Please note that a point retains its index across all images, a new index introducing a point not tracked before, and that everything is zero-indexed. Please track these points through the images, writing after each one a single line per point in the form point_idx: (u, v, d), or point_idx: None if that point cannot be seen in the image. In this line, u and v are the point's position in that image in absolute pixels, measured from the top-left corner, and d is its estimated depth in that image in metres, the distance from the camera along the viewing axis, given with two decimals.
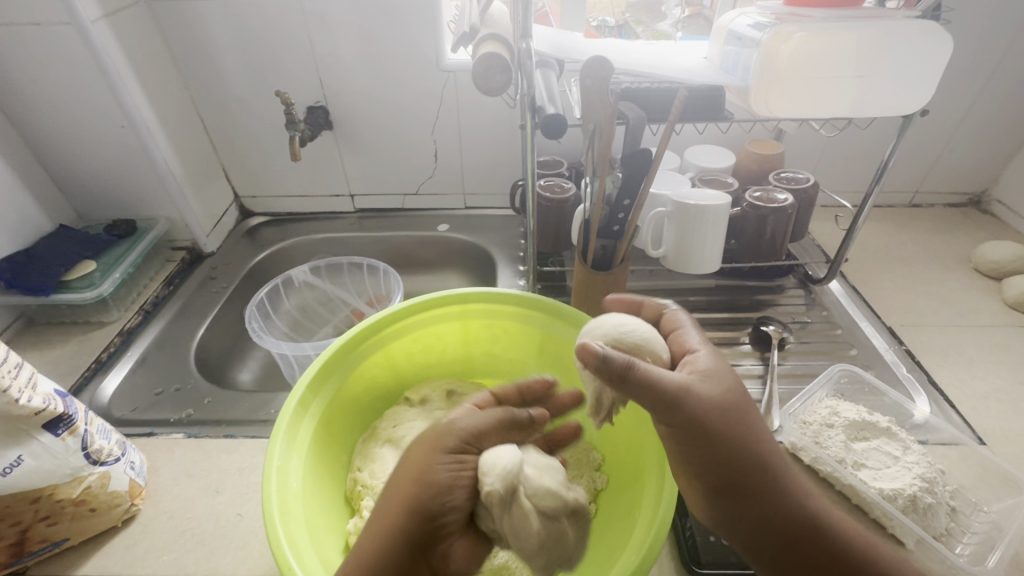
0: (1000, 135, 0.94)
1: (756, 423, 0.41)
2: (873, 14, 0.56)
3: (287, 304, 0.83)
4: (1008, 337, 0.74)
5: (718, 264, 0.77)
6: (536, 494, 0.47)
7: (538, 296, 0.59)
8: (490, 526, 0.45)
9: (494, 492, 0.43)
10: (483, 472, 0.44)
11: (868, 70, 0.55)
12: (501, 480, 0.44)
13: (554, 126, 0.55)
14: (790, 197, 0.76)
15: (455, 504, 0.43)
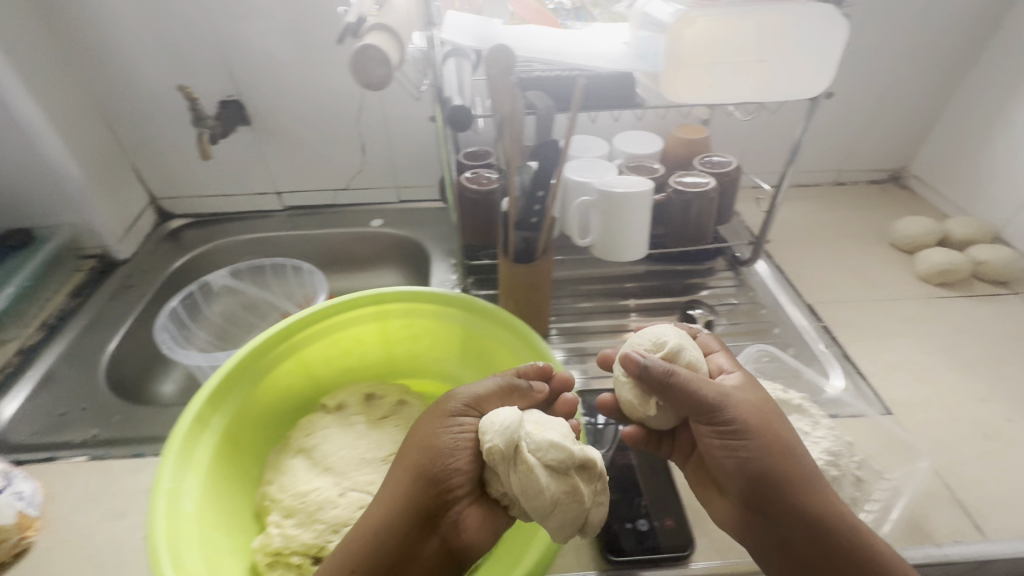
0: (914, 113, 0.97)
1: (786, 435, 0.47)
2: None
3: (208, 312, 0.79)
4: (918, 310, 0.77)
5: (645, 251, 0.78)
6: (539, 449, 0.45)
7: (454, 292, 0.58)
8: (499, 489, 0.46)
9: (495, 447, 0.44)
10: (484, 432, 0.46)
11: (770, 54, 0.56)
12: (500, 437, 0.45)
13: (462, 116, 0.55)
14: (712, 180, 0.77)
15: (461, 470, 0.45)
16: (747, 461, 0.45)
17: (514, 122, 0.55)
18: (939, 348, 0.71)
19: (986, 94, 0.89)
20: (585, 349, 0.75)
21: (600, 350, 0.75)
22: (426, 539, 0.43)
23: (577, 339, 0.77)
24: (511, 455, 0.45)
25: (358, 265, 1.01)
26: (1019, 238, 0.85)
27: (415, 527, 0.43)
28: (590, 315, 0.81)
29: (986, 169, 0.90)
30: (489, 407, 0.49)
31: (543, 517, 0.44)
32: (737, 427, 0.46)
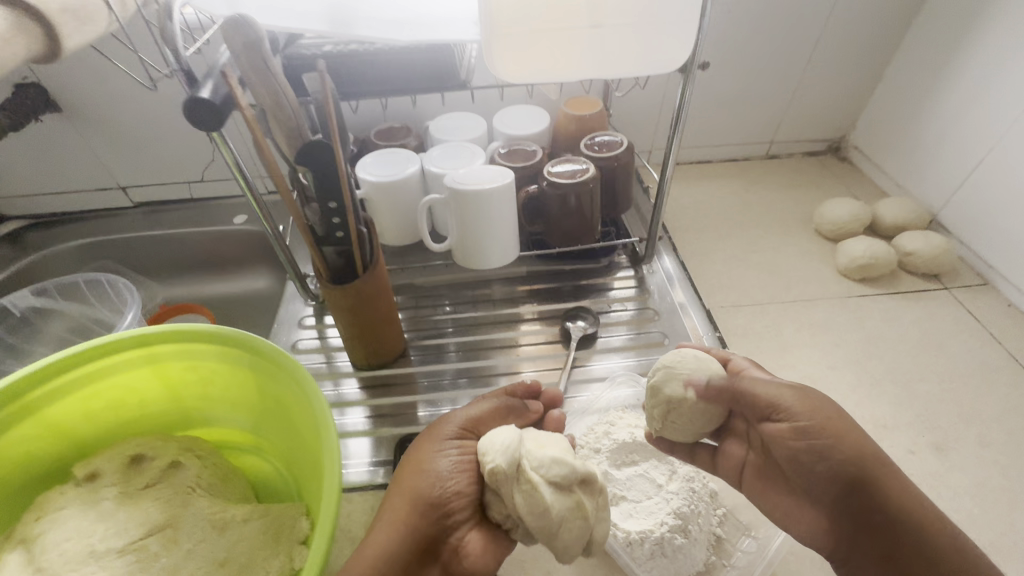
0: (848, 74, 0.84)
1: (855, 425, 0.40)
2: None
3: (34, 346, 0.69)
4: (831, 313, 0.67)
5: (514, 254, 0.66)
6: (542, 466, 0.45)
7: (232, 330, 0.47)
8: (502, 510, 0.45)
9: (499, 468, 0.44)
10: (485, 453, 0.45)
11: (605, 18, 0.42)
12: (502, 456, 0.44)
13: (202, 111, 0.40)
14: (591, 166, 0.65)
15: (461, 496, 0.44)
16: (815, 455, 0.39)
17: (280, 120, 0.43)
18: (848, 361, 0.62)
19: (933, 52, 0.76)
20: (450, 371, 0.65)
21: (467, 371, 0.66)
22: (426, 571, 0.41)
23: (442, 358, 0.67)
24: (515, 473, 0.44)
25: (225, 267, 0.89)
26: (957, 222, 0.75)
27: (416, 561, 0.41)
28: (463, 327, 0.70)
29: (930, 141, 0.78)
30: (484, 428, 0.49)
31: (549, 537, 0.43)
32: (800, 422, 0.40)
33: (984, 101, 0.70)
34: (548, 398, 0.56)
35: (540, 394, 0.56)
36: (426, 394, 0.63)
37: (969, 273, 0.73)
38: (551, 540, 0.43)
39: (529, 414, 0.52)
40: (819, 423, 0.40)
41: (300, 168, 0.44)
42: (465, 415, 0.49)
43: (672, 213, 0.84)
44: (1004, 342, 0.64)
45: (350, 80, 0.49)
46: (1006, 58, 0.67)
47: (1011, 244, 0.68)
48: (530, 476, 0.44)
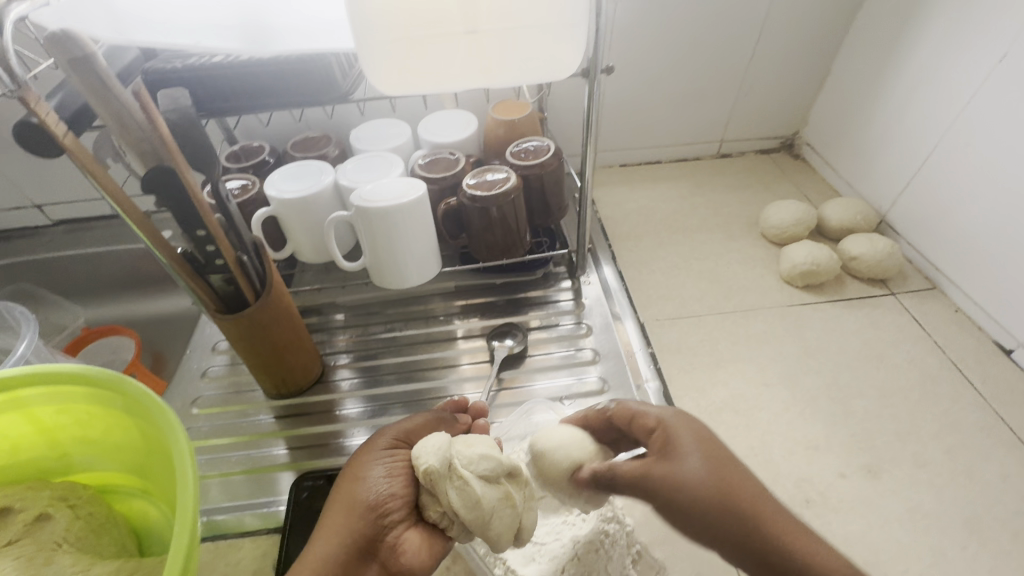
0: (793, 69, 0.82)
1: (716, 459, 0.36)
2: None
3: None
4: (769, 323, 0.64)
5: (433, 272, 0.62)
6: (471, 460, 0.42)
7: (101, 370, 0.43)
8: (437, 509, 0.41)
9: (432, 467, 0.40)
10: (418, 455, 0.42)
11: (483, 23, 0.39)
12: (435, 455, 0.41)
13: (35, 138, 0.36)
14: (512, 176, 0.61)
15: (395, 499, 0.40)
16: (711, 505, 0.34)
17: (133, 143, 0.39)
18: (783, 376, 0.59)
19: (881, 44, 0.73)
20: (373, 396, 0.62)
21: (393, 394, 0.62)
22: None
23: (363, 384, 0.63)
24: (448, 472, 0.41)
25: (151, 286, 0.85)
26: (904, 222, 0.72)
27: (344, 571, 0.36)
28: (390, 348, 0.67)
29: (880, 137, 0.75)
30: (417, 436, 0.45)
31: (482, 528, 0.41)
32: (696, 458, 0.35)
33: (929, 94, 0.67)
34: (474, 411, 0.52)
35: (468, 408, 0.52)
36: (366, 420, 0.59)
37: (916, 276, 0.70)
38: (484, 532, 0.41)
39: (458, 425, 0.49)
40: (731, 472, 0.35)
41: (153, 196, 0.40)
42: (399, 424, 0.45)
43: (615, 219, 0.80)
44: (947, 349, 0.61)
45: (228, 97, 0.45)
46: (948, 48, 0.64)
47: (957, 244, 0.65)
48: (464, 471, 0.41)
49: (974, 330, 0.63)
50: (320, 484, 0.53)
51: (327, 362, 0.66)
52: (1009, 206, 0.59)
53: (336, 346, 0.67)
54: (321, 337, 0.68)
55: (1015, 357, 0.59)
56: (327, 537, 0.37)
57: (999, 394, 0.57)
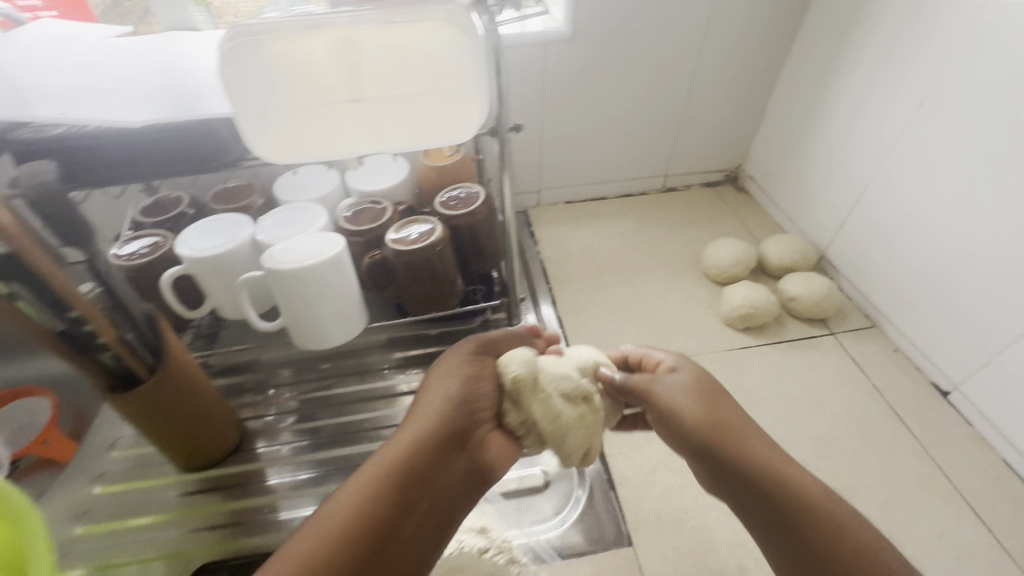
0: (731, 105, 0.82)
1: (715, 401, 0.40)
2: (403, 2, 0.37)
3: None
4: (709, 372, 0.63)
5: (355, 329, 0.60)
6: (556, 376, 0.44)
7: None
8: (519, 417, 0.44)
9: (521, 376, 0.43)
10: (506, 365, 0.44)
11: (369, 92, 0.37)
12: (524, 366, 0.44)
13: None
14: (438, 228, 0.59)
15: (483, 399, 0.44)
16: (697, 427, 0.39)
17: None
18: None
19: (811, 80, 0.74)
20: (320, 462, 0.59)
21: (336, 459, 0.59)
22: (446, 474, 0.41)
23: (304, 448, 0.60)
24: (532, 385, 0.44)
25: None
26: (843, 259, 0.72)
27: (441, 453, 0.40)
28: (329, 407, 0.64)
29: (817, 173, 0.75)
30: (503, 347, 0.47)
31: (556, 443, 0.43)
32: (693, 390, 0.41)
33: (858, 131, 0.67)
34: (547, 338, 0.52)
35: (541, 335, 0.52)
36: (314, 487, 0.57)
37: (856, 314, 0.69)
38: (558, 445, 0.43)
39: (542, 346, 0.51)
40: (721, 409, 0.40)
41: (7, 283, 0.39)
42: (489, 333, 0.47)
43: (557, 260, 0.78)
44: (885, 393, 0.60)
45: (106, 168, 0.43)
46: (871, 88, 0.64)
47: (890, 283, 0.65)
48: (549, 386, 0.44)
49: (912, 372, 0.62)
50: None
51: (270, 425, 0.62)
52: (935, 249, 0.58)
53: (281, 406, 0.64)
54: (256, 397, 0.65)
55: (952, 399, 0.59)
56: (422, 424, 0.41)
57: (936, 440, 0.56)
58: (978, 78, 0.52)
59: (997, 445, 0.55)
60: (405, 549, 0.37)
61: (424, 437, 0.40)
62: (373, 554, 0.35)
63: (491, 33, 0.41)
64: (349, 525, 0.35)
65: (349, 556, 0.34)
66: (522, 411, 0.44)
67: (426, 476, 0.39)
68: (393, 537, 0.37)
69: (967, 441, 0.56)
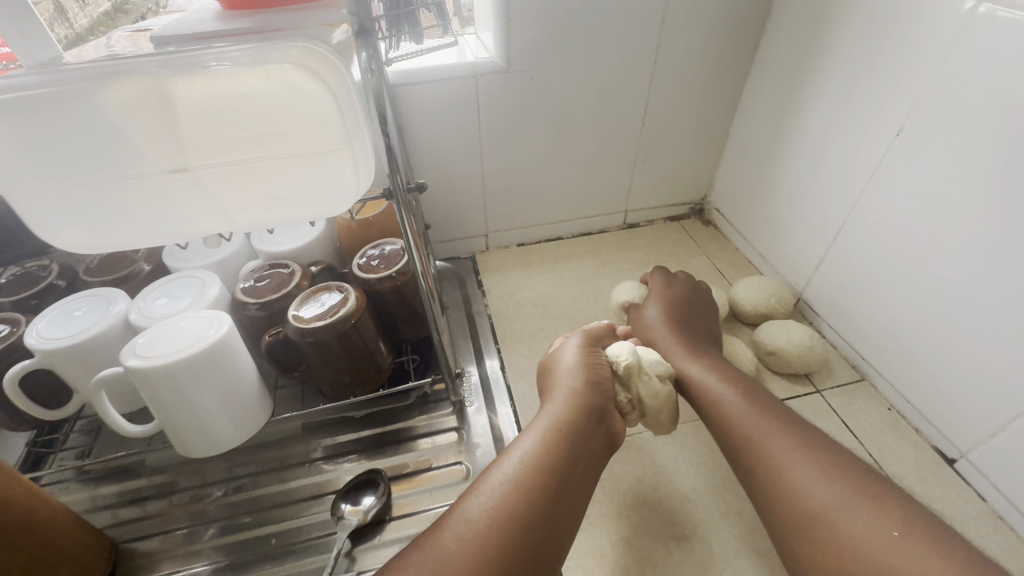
0: (689, 135, 0.75)
1: (666, 344, 0.56)
2: (242, 44, 0.29)
3: None
4: (680, 450, 0.54)
5: (251, 426, 0.49)
6: (654, 362, 0.50)
7: None
8: (629, 396, 0.48)
9: (631, 363, 0.48)
10: (616, 356, 0.49)
11: (191, 158, 0.28)
12: (630, 355, 0.49)
13: None
14: (352, 297, 0.50)
15: (608, 382, 0.48)
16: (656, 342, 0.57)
17: None
18: (697, 524, 0.48)
19: (771, 108, 0.68)
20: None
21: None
22: (598, 441, 0.44)
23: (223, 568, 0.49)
24: (637, 371, 0.49)
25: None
26: (821, 302, 0.64)
27: (590, 427, 0.43)
28: (248, 512, 0.53)
29: (787, 207, 0.68)
30: (602, 341, 0.53)
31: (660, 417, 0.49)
32: (662, 315, 0.59)
33: (825, 163, 0.61)
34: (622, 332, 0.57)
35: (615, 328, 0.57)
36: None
37: (842, 365, 0.61)
38: (660, 422, 0.49)
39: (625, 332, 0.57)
40: (681, 336, 0.56)
41: None
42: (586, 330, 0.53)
43: (509, 313, 0.70)
44: (883, 463, 0.52)
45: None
46: (838, 116, 0.58)
47: (877, 331, 0.57)
48: (649, 369, 0.49)
49: (910, 435, 0.54)
50: None
51: (177, 542, 0.51)
52: (924, 297, 0.51)
53: (191, 515, 0.53)
54: (158, 503, 0.54)
55: (960, 468, 0.51)
56: (565, 395, 0.45)
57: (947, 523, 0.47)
58: (957, 104, 0.46)
59: (1020, 526, 0.46)
60: (578, 498, 0.40)
61: (570, 408, 0.44)
62: (560, 497, 0.38)
63: (373, 72, 0.32)
64: (527, 473, 0.39)
65: (533, 496, 0.37)
66: (636, 390, 0.48)
67: (585, 435, 0.42)
68: (569, 485, 0.39)
69: (982, 523, 0.47)
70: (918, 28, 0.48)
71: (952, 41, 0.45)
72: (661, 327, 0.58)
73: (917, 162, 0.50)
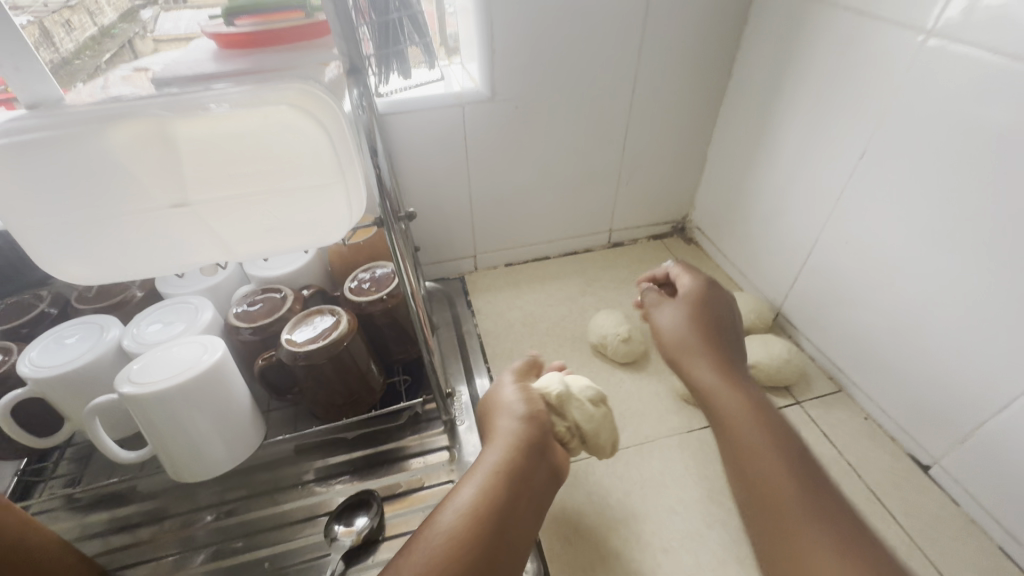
0: (669, 156, 0.78)
1: (699, 362, 0.48)
2: (240, 86, 0.30)
3: None
4: (663, 465, 0.55)
5: (245, 450, 0.50)
6: (582, 388, 0.50)
7: None
8: (565, 425, 0.48)
9: (561, 392, 0.48)
10: (546, 388, 0.49)
11: (193, 193, 0.30)
12: (557, 383, 0.49)
13: None
14: (344, 321, 0.51)
15: (547, 416, 0.47)
16: (677, 345, 0.50)
17: None
18: (683, 537, 0.49)
19: (746, 131, 0.71)
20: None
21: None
22: (538, 476, 0.43)
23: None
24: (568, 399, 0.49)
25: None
26: (799, 316, 0.67)
27: (528, 464, 0.43)
28: (243, 537, 0.53)
29: (764, 226, 0.70)
30: (528, 373, 0.52)
31: (596, 438, 0.49)
32: (686, 319, 0.51)
33: (797, 183, 0.64)
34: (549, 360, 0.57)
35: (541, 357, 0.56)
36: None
37: (820, 377, 0.64)
38: (597, 443, 0.49)
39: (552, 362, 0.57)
40: (709, 343, 0.49)
41: None
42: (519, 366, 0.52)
43: (498, 332, 0.71)
44: (861, 472, 0.54)
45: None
46: (809, 140, 0.61)
47: (852, 343, 0.60)
48: (580, 396, 0.49)
49: (886, 443, 0.56)
50: None
51: (175, 567, 0.51)
52: (895, 311, 0.54)
53: (187, 540, 0.53)
54: (149, 529, 0.54)
55: (934, 475, 0.53)
56: (502, 433, 0.45)
57: (923, 530, 0.49)
58: (915, 129, 0.49)
59: (990, 529, 0.48)
60: (519, 536, 0.40)
61: (507, 448, 0.43)
62: (497, 542, 0.39)
63: (363, 109, 0.34)
64: (462, 523, 0.38)
65: (466, 544, 0.37)
66: (570, 419, 0.48)
67: (523, 472, 0.42)
68: (506, 527, 0.40)
69: (956, 526, 0.49)
70: (877, 60, 0.51)
71: (909, 71, 0.48)
72: (683, 329, 0.50)
73: (880, 183, 0.53)
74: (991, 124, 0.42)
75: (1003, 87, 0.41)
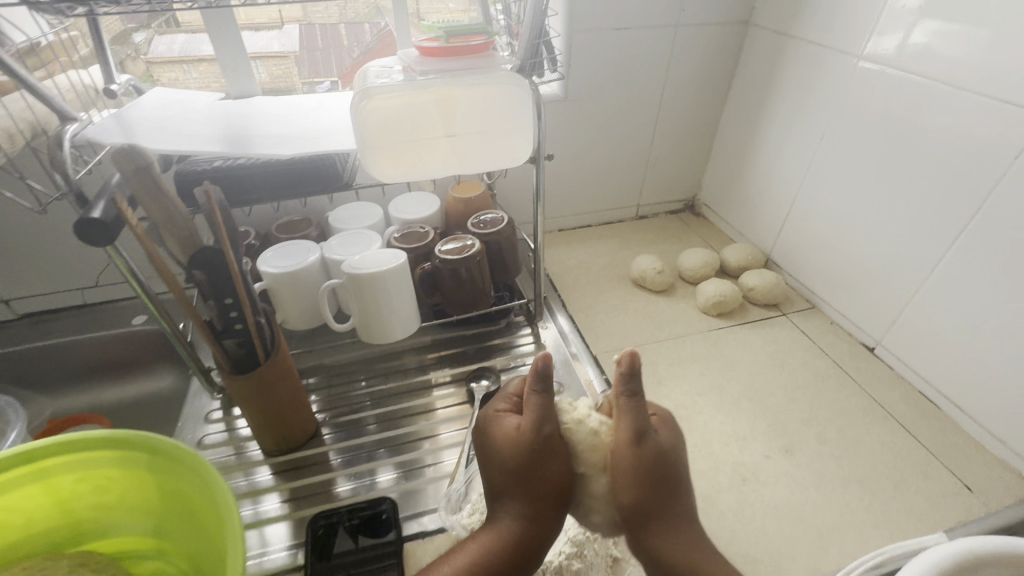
0: (685, 146, 1.03)
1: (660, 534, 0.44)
2: (473, 66, 0.52)
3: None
4: (691, 349, 0.79)
5: (413, 327, 0.72)
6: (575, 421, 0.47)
7: (115, 432, 0.47)
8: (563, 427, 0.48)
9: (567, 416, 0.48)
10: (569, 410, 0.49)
11: (458, 129, 0.54)
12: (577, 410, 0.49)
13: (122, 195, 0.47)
14: (476, 243, 0.73)
15: (527, 426, 0.46)
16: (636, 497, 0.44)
17: (185, 228, 0.47)
18: (712, 387, 0.73)
19: (745, 126, 0.96)
20: (370, 443, 0.68)
21: (384, 440, 0.68)
22: (540, 487, 0.45)
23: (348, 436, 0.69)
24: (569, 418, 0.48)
25: (137, 368, 0.85)
26: (783, 260, 0.92)
27: (519, 471, 0.45)
28: (386, 398, 0.74)
29: (756, 195, 0.96)
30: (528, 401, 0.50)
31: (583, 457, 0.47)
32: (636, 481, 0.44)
33: (780, 161, 0.89)
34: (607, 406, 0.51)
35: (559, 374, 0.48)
36: (347, 468, 0.65)
37: (800, 299, 0.89)
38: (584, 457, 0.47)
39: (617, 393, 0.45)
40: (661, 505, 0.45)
41: (193, 272, 0.50)
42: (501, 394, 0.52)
43: (562, 273, 0.95)
44: (829, 352, 0.78)
45: (247, 190, 0.56)
46: (789, 129, 0.86)
47: (821, 270, 0.84)
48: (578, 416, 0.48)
49: (846, 336, 0.81)
50: (333, 519, 0.58)
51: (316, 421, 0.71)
52: (849, 242, 0.79)
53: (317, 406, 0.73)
54: (326, 392, 0.75)
55: (878, 352, 0.77)
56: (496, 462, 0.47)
57: (869, 382, 0.73)
58: (861, 116, 0.74)
59: (913, 382, 0.73)
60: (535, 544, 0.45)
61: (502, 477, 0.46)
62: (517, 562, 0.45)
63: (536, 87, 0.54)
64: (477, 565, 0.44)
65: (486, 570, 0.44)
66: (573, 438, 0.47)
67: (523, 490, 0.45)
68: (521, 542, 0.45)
69: (891, 380, 0.74)
70: (835, 73, 0.77)
71: (855, 79, 0.74)
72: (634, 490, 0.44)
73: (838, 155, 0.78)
74: (903, 111, 0.68)
75: (912, 88, 0.67)
